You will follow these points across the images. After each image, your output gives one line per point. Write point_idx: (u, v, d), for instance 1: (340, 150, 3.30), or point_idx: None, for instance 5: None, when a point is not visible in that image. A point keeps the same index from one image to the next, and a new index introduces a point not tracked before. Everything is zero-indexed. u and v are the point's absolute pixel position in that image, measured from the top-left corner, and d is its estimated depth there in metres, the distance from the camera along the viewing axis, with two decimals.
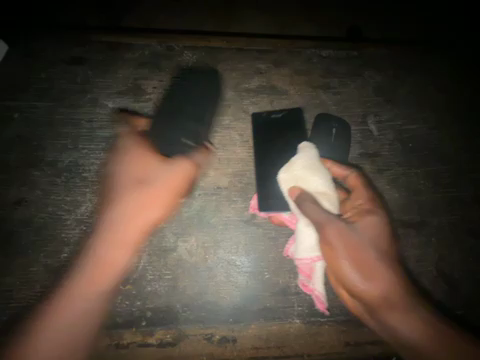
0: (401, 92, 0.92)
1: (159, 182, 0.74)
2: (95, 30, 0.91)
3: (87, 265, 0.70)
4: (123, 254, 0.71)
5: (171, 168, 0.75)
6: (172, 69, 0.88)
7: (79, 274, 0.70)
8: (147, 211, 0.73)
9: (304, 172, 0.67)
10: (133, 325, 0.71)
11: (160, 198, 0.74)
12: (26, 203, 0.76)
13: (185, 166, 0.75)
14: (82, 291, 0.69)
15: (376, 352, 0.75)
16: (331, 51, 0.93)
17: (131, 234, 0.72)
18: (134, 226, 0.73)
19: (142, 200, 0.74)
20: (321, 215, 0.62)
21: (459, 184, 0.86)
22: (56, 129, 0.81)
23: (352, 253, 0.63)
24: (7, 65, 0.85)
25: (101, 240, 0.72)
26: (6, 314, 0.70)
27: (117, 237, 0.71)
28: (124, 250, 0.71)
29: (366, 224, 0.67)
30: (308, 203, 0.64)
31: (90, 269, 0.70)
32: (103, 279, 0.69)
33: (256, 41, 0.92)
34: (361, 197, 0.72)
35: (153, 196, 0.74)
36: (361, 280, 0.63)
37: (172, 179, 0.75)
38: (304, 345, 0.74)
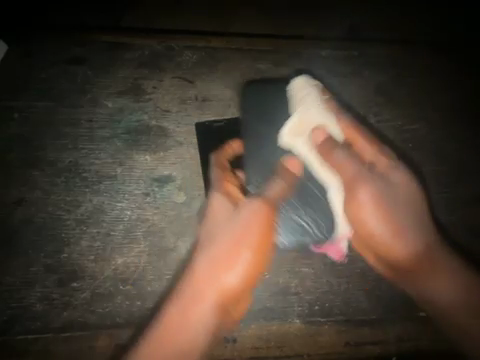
0: (401, 92, 0.92)
1: (239, 225, 0.69)
2: (94, 30, 0.90)
3: (166, 314, 0.68)
4: (194, 299, 0.68)
5: (254, 210, 0.70)
6: (172, 69, 0.88)
7: (169, 310, 0.68)
8: (235, 255, 0.69)
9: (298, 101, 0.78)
10: (133, 325, 0.71)
11: (242, 246, 0.69)
12: (26, 203, 0.76)
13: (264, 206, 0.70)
14: (160, 334, 0.67)
15: (376, 352, 0.75)
16: (331, 50, 0.93)
17: (228, 279, 0.68)
18: (224, 266, 0.69)
19: (218, 247, 0.70)
20: (353, 171, 0.72)
21: (459, 184, 0.86)
22: (56, 129, 0.81)
23: (378, 206, 0.72)
24: (7, 65, 0.85)
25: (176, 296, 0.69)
26: (6, 314, 0.70)
27: (210, 272, 0.69)
28: (212, 289, 0.68)
29: (396, 179, 0.74)
30: (339, 152, 0.73)
31: (180, 303, 0.68)
32: (186, 323, 0.68)
33: (256, 41, 0.92)
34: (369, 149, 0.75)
35: (240, 231, 0.69)
36: (378, 226, 0.72)
37: (255, 222, 0.69)
38: (304, 345, 0.74)
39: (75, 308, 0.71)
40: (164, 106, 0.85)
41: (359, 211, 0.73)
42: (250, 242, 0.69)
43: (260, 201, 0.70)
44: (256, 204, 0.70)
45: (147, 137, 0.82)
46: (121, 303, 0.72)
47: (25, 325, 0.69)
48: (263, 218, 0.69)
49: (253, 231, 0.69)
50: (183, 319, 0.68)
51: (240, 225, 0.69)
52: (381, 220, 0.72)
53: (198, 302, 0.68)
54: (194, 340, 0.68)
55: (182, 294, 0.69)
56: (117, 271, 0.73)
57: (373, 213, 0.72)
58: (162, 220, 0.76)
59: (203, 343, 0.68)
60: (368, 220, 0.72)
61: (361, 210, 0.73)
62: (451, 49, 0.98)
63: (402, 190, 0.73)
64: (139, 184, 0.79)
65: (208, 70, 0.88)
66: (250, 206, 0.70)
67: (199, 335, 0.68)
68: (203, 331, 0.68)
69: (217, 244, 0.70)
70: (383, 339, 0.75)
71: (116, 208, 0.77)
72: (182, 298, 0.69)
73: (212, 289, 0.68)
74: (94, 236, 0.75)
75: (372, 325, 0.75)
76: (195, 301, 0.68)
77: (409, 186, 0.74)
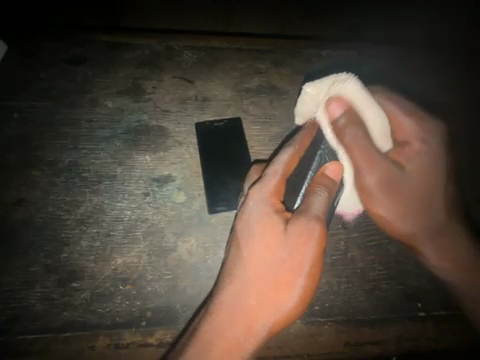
0: (403, 90, 0.91)
1: (291, 251, 0.62)
2: (94, 30, 0.91)
3: (206, 341, 0.62)
4: (234, 333, 0.63)
5: (306, 231, 0.62)
6: (172, 69, 0.88)
7: (213, 338, 0.63)
8: (289, 286, 0.62)
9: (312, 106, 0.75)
10: (133, 325, 0.70)
11: (297, 282, 0.62)
12: (26, 203, 0.76)
13: (314, 226, 0.62)
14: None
15: (376, 352, 0.74)
16: (331, 50, 0.92)
17: (278, 310, 0.62)
18: (277, 304, 0.62)
19: (252, 282, 0.63)
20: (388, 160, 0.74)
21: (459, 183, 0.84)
22: (56, 129, 0.81)
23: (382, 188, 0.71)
24: (7, 65, 0.85)
25: (218, 320, 0.63)
26: (6, 314, 0.70)
27: (261, 301, 0.63)
28: (261, 320, 0.63)
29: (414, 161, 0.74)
30: (351, 132, 0.68)
31: (211, 345, 0.63)
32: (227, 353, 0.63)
33: (256, 41, 0.92)
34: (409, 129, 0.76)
35: (298, 257, 0.62)
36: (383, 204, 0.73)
37: (306, 256, 0.62)
38: (304, 345, 0.73)
39: (74, 307, 0.71)
40: (164, 106, 0.84)
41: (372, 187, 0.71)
42: (306, 272, 0.62)
43: (315, 226, 0.62)
44: (309, 228, 0.62)
45: (147, 137, 0.82)
46: (121, 302, 0.71)
47: (25, 325, 0.69)
48: (314, 248, 0.62)
49: (303, 263, 0.62)
50: (227, 349, 0.63)
51: (296, 249, 0.62)
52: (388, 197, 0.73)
53: (247, 332, 0.63)
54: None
55: (214, 331, 0.63)
56: (117, 271, 0.73)
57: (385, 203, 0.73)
58: (162, 220, 0.76)
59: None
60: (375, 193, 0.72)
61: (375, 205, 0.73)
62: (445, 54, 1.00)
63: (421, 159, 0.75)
64: (138, 184, 0.79)
65: (208, 70, 0.88)
66: (300, 229, 0.62)
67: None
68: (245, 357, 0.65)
69: (256, 274, 0.63)
70: (383, 339, 0.74)
71: (116, 207, 0.77)
72: (223, 320, 0.63)
73: (263, 320, 0.63)
74: (94, 236, 0.75)
75: (372, 325, 0.75)
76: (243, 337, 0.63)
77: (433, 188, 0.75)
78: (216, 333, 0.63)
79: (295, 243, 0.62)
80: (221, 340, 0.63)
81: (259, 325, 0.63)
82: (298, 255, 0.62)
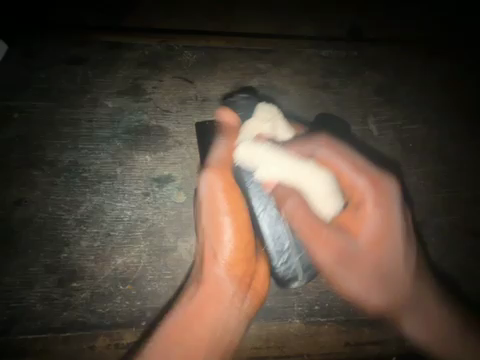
0: (401, 92, 0.92)
1: (208, 205, 0.73)
2: (94, 29, 0.90)
3: (182, 308, 0.72)
4: (202, 291, 0.74)
5: (209, 185, 0.73)
6: (172, 69, 0.87)
7: (185, 305, 0.73)
8: (216, 246, 0.73)
9: (261, 152, 0.75)
10: (133, 325, 0.71)
11: (221, 241, 0.73)
12: (26, 203, 0.76)
13: (211, 178, 0.74)
14: (169, 335, 0.71)
15: (376, 352, 0.76)
16: (330, 51, 0.93)
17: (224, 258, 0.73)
18: (218, 251, 0.73)
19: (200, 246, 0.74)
20: (312, 225, 0.75)
21: (459, 183, 0.87)
22: (56, 129, 0.81)
23: (372, 245, 0.76)
24: (7, 65, 0.84)
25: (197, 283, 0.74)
26: (6, 314, 0.70)
27: (203, 263, 0.74)
28: (218, 268, 0.74)
29: (368, 222, 0.75)
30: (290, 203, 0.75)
31: (184, 308, 0.73)
32: (209, 311, 0.74)
33: (256, 41, 0.92)
34: (354, 184, 0.76)
35: (215, 223, 0.72)
36: (358, 251, 0.77)
37: (219, 204, 0.72)
38: (304, 345, 0.74)
39: (74, 308, 0.71)
40: (164, 106, 0.84)
41: (365, 219, 0.75)
42: (226, 212, 0.73)
43: (210, 174, 0.74)
44: (210, 179, 0.74)
45: (147, 137, 0.82)
46: (121, 303, 0.72)
47: (26, 325, 0.70)
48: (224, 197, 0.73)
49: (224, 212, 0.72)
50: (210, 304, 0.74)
51: (210, 209, 0.72)
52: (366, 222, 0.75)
53: (213, 287, 0.74)
54: (230, 322, 0.73)
55: (190, 293, 0.73)
56: (117, 271, 0.73)
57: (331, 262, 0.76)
58: (162, 220, 0.76)
59: (228, 318, 0.74)
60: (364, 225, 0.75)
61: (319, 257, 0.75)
62: (449, 50, 0.98)
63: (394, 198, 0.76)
64: (138, 184, 0.79)
65: (208, 70, 0.88)
66: (208, 182, 0.74)
67: (226, 319, 0.73)
68: (230, 316, 0.74)
69: (203, 238, 0.74)
70: (383, 339, 0.76)
71: (116, 208, 0.77)
72: (194, 289, 0.73)
73: (217, 273, 0.74)
74: (94, 237, 0.75)
75: (372, 326, 0.76)
76: (209, 295, 0.74)
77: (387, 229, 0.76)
78: (188, 295, 0.73)
79: (208, 198, 0.73)
80: (191, 297, 0.73)
81: (218, 278, 0.74)
82: (214, 205, 0.72)
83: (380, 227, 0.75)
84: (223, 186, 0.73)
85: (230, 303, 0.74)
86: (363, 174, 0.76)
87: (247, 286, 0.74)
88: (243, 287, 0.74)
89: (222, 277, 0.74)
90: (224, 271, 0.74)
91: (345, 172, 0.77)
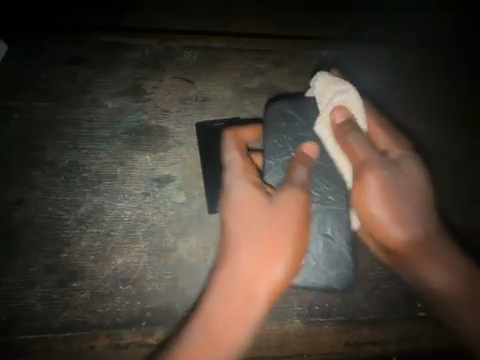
0: (402, 92, 0.92)
1: (279, 216, 0.65)
2: (93, 29, 0.89)
3: (206, 320, 0.63)
4: (218, 305, 0.64)
5: (287, 197, 0.65)
6: (172, 69, 0.87)
7: (215, 312, 0.64)
8: (270, 265, 0.64)
9: (327, 92, 0.74)
10: (133, 325, 0.71)
11: (276, 263, 0.64)
12: (26, 204, 0.76)
13: (297, 193, 0.65)
14: (207, 341, 0.63)
15: (376, 352, 0.76)
16: (331, 51, 0.92)
17: (274, 276, 0.63)
18: (270, 269, 0.63)
19: (241, 258, 0.64)
20: (359, 159, 0.70)
21: None
22: (56, 129, 0.81)
23: (400, 212, 0.71)
24: (7, 65, 0.84)
25: (218, 288, 0.64)
26: (6, 314, 0.70)
27: (244, 283, 0.63)
28: (254, 294, 0.63)
29: (407, 167, 0.73)
30: (353, 135, 0.69)
31: (205, 324, 0.63)
32: (233, 326, 0.63)
33: (257, 41, 0.91)
34: (381, 137, 0.75)
35: (279, 237, 0.64)
36: (402, 226, 0.71)
37: (284, 218, 0.64)
38: (304, 345, 0.75)
39: (74, 308, 0.72)
40: (164, 106, 0.84)
41: (401, 161, 0.73)
42: (291, 237, 0.64)
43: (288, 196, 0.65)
44: (294, 192, 0.65)
45: (147, 137, 0.82)
46: (121, 303, 0.72)
47: (25, 325, 0.70)
48: (299, 216, 0.64)
49: (289, 233, 0.64)
50: (233, 317, 0.63)
51: (284, 220, 0.64)
52: (383, 207, 0.71)
53: (248, 304, 0.63)
54: (242, 344, 0.64)
55: (210, 306, 0.64)
56: (117, 271, 0.74)
57: (393, 226, 0.71)
58: (162, 220, 0.77)
59: (243, 345, 0.65)
60: (371, 201, 0.70)
61: (366, 203, 0.71)
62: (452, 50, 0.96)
63: (414, 176, 0.73)
64: (138, 184, 0.79)
65: (208, 70, 0.88)
66: (287, 194, 0.65)
67: (239, 345, 0.64)
68: (243, 339, 0.64)
69: (245, 250, 0.65)
70: (383, 339, 0.76)
71: (116, 207, 0.77)
72: (222, 287, 0.64)
73: (234, 280, 0.64)
74: (94, 237, 0.75)
75: (373, 325, 0.76)
76: (240, 316, 0.63)
77: (424, 195, 0.72)
78: (208, 308, 0.64)
79: (283, 207, 0.65)
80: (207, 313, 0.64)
81: (258, 296, 0.63)
82: (286, 226, 0.64)
83: (420, 189, 0.72)
84: (302, 204, 0.65)
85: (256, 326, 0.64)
86: (385, 130, 0.76)
87: (273, 299, 0.65)
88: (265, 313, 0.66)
89: (261, 301, 0.64)
90: (264, 294, 0.64)
91: (382, 138, 0.75)
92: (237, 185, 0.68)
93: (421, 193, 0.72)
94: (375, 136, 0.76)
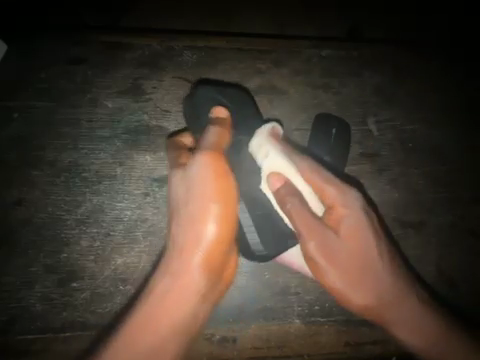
0: (401, 92, 0.92)
1: (198, 184, 0.62)
2: (94, 29, 0.89)
3: (156, 295, 0.65)
4: (166, 283, 0.64)
5: (201, 164, 0.62)
6: (172, 69, 0.87)
7: (148, 303, 0.65)
8: (199, 227, 0.62)
9: (261, 152, 0.71)
10: None
11: (205, 225, 0.62)
12: (26, 203, 0.76)
13: (206, 156, 0.63)
14: (139, 326, 0.64)
15: (376, 352, 0.76)
16: (331, 51, 0.92)
17: (195, 261, 0.63)
18: (199, 233, 0.62)
19: (178, 230, 0.63)
20: (310, 223, 0.66)
21: (459, 183, 0.88)
22: (56, 129, 0.81)
23: (349, 237, 0.68)
24: (7, 65, 0.84)
25: (150, 289, 0.65)
26: (6, 314, 0.71)
27: (181, 250, 0.63)
28: (190, 265, 0.63)
29: (346, 225, 0.68)
30: (293, 202, 0.67)
31: (143, 310, 0.65)
32: (170, 303, 0.64)
33: (256, 41, 0.91)
34: (329, 188, 0.68)
35: (201, 203, 0.62)
36: (343, 261, 0.69)
37: (208, 185, 0.62)
38: (304, 345, 0.75)
39: (75, 308, 0.72)
40: (164, 107, 0.84)
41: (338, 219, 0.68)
42: (215, 214, 0.62)
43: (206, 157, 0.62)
44: (204, 162, 0.62)
45: (147, 137, 0.82)
46: (121, 302, 0.72)
47: (25, 325, 0.70)
48: (215, 178, 0.62)
49: (209, 198, 0.62)
50: (165, 300, 0.64)
51: (200, 185, 0.62)
52: (340, 241, 0.68)
53: (183, 284, 0.64)
54: (178, 322, 0.65)
55: (163, 285, 0.65)
56: (117, 271, 0.74)
57: (332, 275, 0.69)
58: (162, 220, 0.77)
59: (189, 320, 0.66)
60: (327, 273, 0.69)
61: (321, 270, 0.69)
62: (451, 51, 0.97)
63: (358, 208, 0.69)
64: (138, 184, 0.79)
65: (208, 70, 0.88)
66: (200, 166, 0.62)
67: (182, 315, 0.65)
68: (184, 317, 0.65)
69: (179, 221, 0.64)
70: (382, 339, 0.76)
71: (116, 208, 0.77)
72: (171, 277, 0.64)
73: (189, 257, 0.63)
74: (94, 237, 0.75)
75: (372, 325, 0.76)
76: (187, 286, 0.64)
77: (364, 231, 0.69)
78: (158, 285, 0.65)
79: (200, 180, 0.62)
80: (144, 310, 0.64)
81: (192, 279, 0.64)
82: (205, 195, 0.62)
83: (358, 225, 0.68)
84: (216, 172, 0.62)
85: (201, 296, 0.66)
86: (333, 183, 0.68)
87: (223, 282, 0.69)
88: (214, 284, 0.66)
89: (195, 278, 0.64)
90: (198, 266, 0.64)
91: (321, 183, 0.68)
92: (193, 163, 0.63)
93: (360, 229, 0.68)
94: (327, 195, 0.68)
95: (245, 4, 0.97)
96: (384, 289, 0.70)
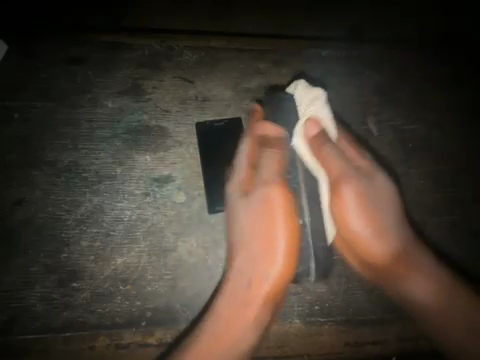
0: (401, 92, 0.92)
1: (255, 214, 0.70)
2: (94, 29, 0.89)
3: (216, 316, 0.68)
4: (235, 300, 0.68)
5: (265, 194, 0.69)
6: (171, 69, 0.87)
7: (219, 311, 0.68)
8: (269, 260, 0.68)
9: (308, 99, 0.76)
10: (133, 325, 0.72)
11: (275, 249, 0.68)
12: (26, 203, 0.76)
13: (272, 190, 0.69)
14: (209, 345, 0.66)
15: (376, 352, 0.76)
16: (331, 51, 0.92)
17: (261, 286, 0.68)
18: (263, 266, 0.68)
19: (243, 259, 0.70)
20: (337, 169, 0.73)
21: (459, 183, 0.87)
22: (56, 129, 0.81)
23: (383, 205, 0.74)
24: (7, 65, 0.84)
25: (225, 294, 0.69)
26: (6, 314, 0.71)
27: (250, 280, 0.68)
28: (256, 287, 0.68)
29: (377, 187, 0.75)
30: (328, 146, 0.74)
31: (213, 324, 0.68)
32: (243, 318, 0.67)
33: (256, 41, 0.91)
34: (351, 153, 0.77)
35: (268, 230, 0.69)
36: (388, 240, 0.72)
37: (263, 215, 0.69)
38: (304, 345, 0.75)
39: (74, 308, 0.72)
40: (164, 106, 0.84)
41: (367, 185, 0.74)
42: (281, 240, 0.68)
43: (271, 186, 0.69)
44: (272, 190, 0.69)
45: (147, 137, 0.82)
46: (121, 302, 0.72)
47: (25, 325, 0.70)
48: (280, 212, 0.68)
49: (276, 228, 0.68)
50: (235, 317, 0.67)
51: (263, 214, 0.69)
52: (361, 216, 0.72)
53: (243, 299, 0.68)
54: (243, 343, 0.67)
55: (218, 304, 0.69)
56: (117, 271, 0.74)
57: (375, 246, 0.71)
58: (162, 220, 0.77)
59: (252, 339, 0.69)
60: (351, 220, 0.71)
61: (346, 221, 0.72)
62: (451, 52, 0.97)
63: (385, 185, 0.75)
64: (138, 184, 0.79)
65: (208, 70, 0.88)
66: (261, 194, 0.70)
67: (245, 338, 0.68)
68: (249, 333, 0.68)
69: (240, 256, 0.71)
70: (383, 339, 0.76)
71: (116, 208, 0.77)
72: (229, 298, 0.69)
73: (260, 277, 0.68)
74: (94, 237, 0.75)
75: (372, 325, 0.76)
76: (247, 310, 0.68)
77: (391, 206, 0.74)
78: (216, 304, 0.69)
79: (262, 204, 0.69)
80: (213, 321, 0.68)
81: (256, 302, 0.68)
82: (271, 221, 0.68)
83: (389, 193, 0.75)
84: (282, 199, 0.68)
85: (260, 322, 0.69)
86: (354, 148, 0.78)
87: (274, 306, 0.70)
88: (269, 309, 0.69)
89: (258, 299, 0.68)
90: (262, 297, 0.68)
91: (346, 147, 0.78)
92: (256, 195, 0.70)
93: (390, 208, 0.74)
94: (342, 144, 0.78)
95: (245, 5, 0.97)
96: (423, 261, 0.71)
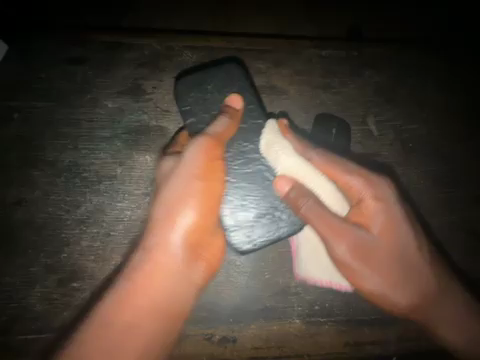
0: (401, 92, 0.92)
1: (188, 168, 0.68)
2: (93, 29, 0.89)
3: (131, 290, 0.66)
4: (142, 272, 0.67)
5: (198, 150, 0.68)
6: (172, 69, 0.87)
7: (122, 299, 0.66)
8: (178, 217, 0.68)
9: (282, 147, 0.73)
10: None
11: (183, 212, 0.68)
12: (26, 204, 0.76)
13: (207, 141, 0.69)
14: (122, 322, 0.64)
15: (376, 352, 0.77)
16: (331, 50, 0.92)
17: (171, 243, 0.68)
18: (181, 214, 0.68)
19: (157, 225, 0.68)
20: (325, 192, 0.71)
21: (456, 183, 0.89)
22: (56, 129, 0.81)
23: (382, 227, 0.71)
24: (6, 65, 0.84)
25: (137, 271, 0.67)
26: (6, 314, 0.71)
27: (161, 233, 0.67)
28: (157, 245, 0.67)
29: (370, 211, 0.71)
30: (314, 164, 0.71)
31: (119, 303, 0.65)
32: (158, 298, 0.67)
33: (257, 41, 0.91)
34: (357, 171, 0.72)
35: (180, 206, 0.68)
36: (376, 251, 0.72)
37: (197, 165, 0.68)
38: (303, 345, 0.75)
39: (75, 308, 0.72)
40: (165, 107, 0.84)
41: (371, 214, 0.71)
42: (193, 201, 0.68)
43: (205, 146, 0.69)
44: (202, 143, 0.69)
45: (147, 137, 0.82)
46: None
47: (26, 325, 0.71)
48: (205, 167, 0.69)
49: (196, 185, 0.68)
50: (154, 289, 0.67)
51: (192, 170, 0.68)
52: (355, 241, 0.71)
53: (156, 265, 0.67)
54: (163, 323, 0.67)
55: (129, 285, 0.66)
56: (117, 271, 0.74)
57: (360, 269, 0.71)
58: None
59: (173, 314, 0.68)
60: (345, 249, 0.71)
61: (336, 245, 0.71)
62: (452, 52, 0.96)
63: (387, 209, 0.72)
64: (139, 184, 0.79)
65: (208, 70, 0.87)
66: (195, 147, 0.69)
67: (171, 307, 0.68)
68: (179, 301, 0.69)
69: (160, 221, 0.68)
70: (383, 339, 0.77)
71: (116, 208, 0.77)
72: (141, 264, 0.67)
73: (168, 246, 0.68)
74: (94, 237, 0.75)
75: (372, 325, 0.76)
76: (160, 272, 0.68)
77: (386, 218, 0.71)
78: (128, 281, 0.66)
79: (193, 160, 0.68)
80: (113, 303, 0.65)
81: (172, 259, 0.68)
82: (192, 178, 0.68)
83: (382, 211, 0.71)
84: (212, 153, 0.69)
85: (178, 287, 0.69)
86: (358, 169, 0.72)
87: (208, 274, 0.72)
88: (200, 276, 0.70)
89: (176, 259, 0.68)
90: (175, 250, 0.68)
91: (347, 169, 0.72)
92: (189, 154, 0.69)
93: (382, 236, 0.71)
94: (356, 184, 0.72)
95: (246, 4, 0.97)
96: (399, 269, 0.72)
